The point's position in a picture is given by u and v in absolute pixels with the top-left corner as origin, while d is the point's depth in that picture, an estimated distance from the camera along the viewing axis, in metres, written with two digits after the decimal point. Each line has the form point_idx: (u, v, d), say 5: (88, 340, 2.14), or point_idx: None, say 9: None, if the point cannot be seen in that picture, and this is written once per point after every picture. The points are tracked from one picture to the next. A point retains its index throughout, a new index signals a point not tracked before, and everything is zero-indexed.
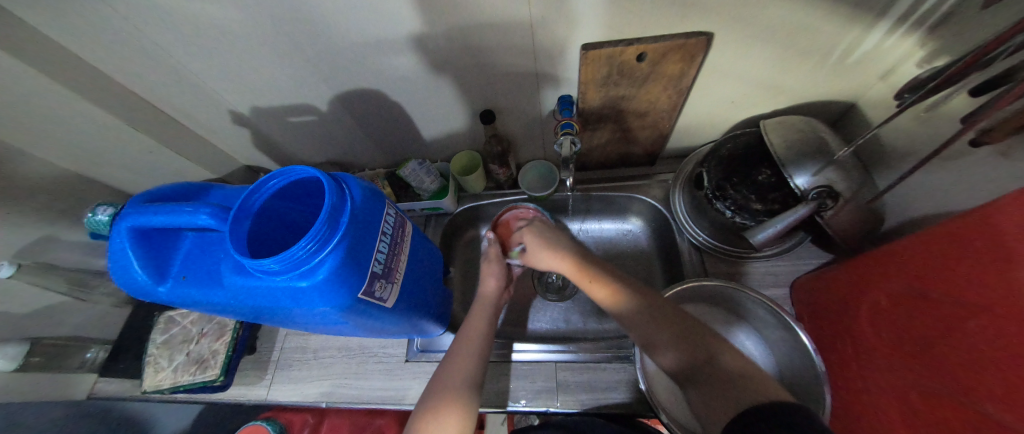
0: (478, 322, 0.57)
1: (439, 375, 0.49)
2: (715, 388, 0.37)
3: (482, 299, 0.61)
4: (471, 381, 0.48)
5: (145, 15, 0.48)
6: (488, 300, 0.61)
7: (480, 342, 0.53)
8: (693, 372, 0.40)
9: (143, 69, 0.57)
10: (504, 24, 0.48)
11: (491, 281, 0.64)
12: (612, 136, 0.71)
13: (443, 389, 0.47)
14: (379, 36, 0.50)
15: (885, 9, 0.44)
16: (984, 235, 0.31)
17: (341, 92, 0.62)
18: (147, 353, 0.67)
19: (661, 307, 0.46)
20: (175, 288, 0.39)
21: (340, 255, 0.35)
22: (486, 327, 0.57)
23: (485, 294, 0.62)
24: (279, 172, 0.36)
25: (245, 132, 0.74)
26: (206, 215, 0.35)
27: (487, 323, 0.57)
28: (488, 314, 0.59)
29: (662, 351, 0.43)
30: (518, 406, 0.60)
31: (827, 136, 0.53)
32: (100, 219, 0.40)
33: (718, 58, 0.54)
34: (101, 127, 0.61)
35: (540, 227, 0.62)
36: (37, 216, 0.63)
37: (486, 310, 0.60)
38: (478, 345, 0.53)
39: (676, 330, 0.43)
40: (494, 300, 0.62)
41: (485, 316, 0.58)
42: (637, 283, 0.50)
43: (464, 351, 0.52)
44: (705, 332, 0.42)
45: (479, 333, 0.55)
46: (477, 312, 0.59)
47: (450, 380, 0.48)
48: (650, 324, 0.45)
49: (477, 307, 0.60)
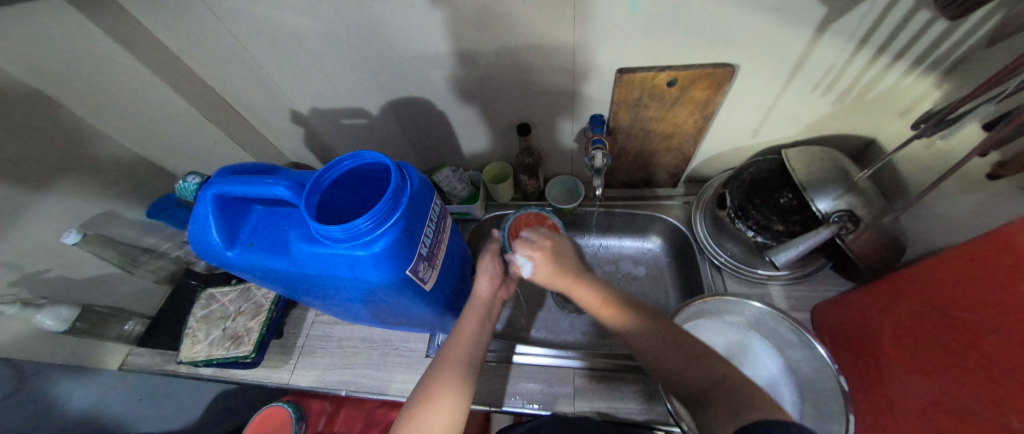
0: (469, 327, 0.50)
1: (423, 382, 0.44)
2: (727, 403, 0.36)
3: (473, 302, 0.54)
4: (459, 388, 0.44)
5: (240, 22, 0.55)
6: (480, 303, 0.54)
7: (471, 348, 0.48)
8: (706, 394, 0.39)
9: (226, 68, 0.65)
10: (549, 44, 0.54)
11: (484, 281, 0.55)
12: (638, 156, 0.75)
13: (426, 395, 0.42)
14: (438, 49, 0.57)
15: (902, 50, 0.48)
16: (1006, 254, 0.32)
17: (394, 100, 0.69)
18: (188, 325, 0.72)
19: (668, 330, 0.45)
20: (242, 254, 0.44)
21: (396, 232, 0.39)
22: (477, 332, 0.50)
23: (477, 298, 0.54)
24: (352, 155, 0.41)
25: (300, 130, 0.81)
26: (283, 187, 0.39)
27: (479, 327, 0.51)
28: (480, 318, 0.52)
29: (690, 370, 0.41)
30: (516, 406, 0.61)
31: (847, 165, 0.56)
32: (189, 185, 0.54)
33: (742, 88, 0.59)
34: (177, 112, 0.68)
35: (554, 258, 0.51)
36: (104, 192, 0.70)
37: (478, 315, 0.52)
38: (468, 354, 0.47)
39: (689, 356, 0.42)
40: (488, 304, 0.54)
41: (477, 320, 0.51)
42: (649, 309, 0.48)
43: (452, 357, 0.46)
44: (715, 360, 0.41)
45: (470, 340, 0.49)
46: (467, 315, 0.52)
47: (434, 382, 0.44)
48: (662, 342, 0.44)
49: (467, 311, 0.52)
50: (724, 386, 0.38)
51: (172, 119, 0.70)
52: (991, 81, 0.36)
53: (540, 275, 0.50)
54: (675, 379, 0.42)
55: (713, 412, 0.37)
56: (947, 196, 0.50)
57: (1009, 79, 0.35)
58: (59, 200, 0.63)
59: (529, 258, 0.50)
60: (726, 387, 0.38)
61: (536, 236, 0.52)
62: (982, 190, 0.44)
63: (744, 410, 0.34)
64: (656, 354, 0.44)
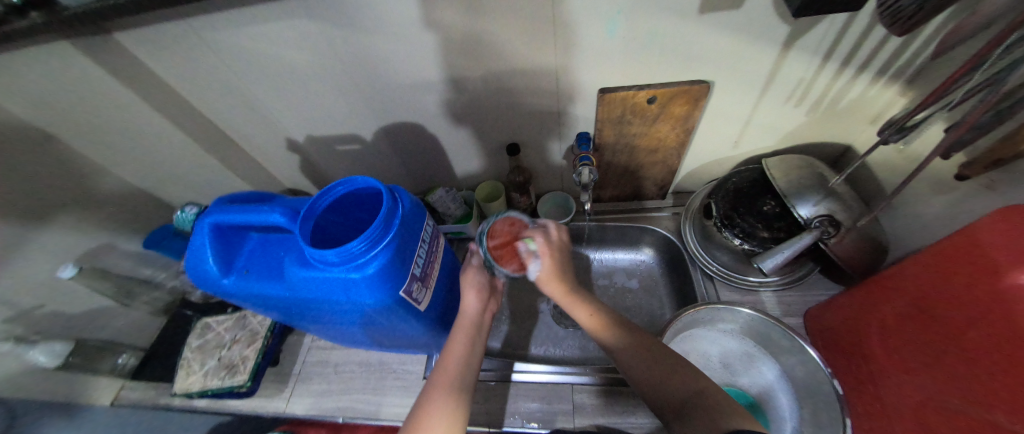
0: (458, 347, 0.48)
1: (416, 409, 0.42)
2: (705, 415, 0.36)
3: (460, 319, 0.52)
4: (453, 415, 0.41)
5: (240, 60, 0.58)
6: (467, 323, 0.51)
7: (460, 369, 0.46)
8: (684, 406, 0.39)
9: (225, 102, 0.67)
10: (533, 69, 0.57)
11: (472, 296, 0.53)
12: (625, 170, 0.77)
13: (419, 425, 0.40)
14: (427, 77, 0.60)
15: (865, 62, 0.52)
16: (974, 253, 0.34)
17: (387, 125, 0.71)
18: (182, 356, 0.71)
19: (648, 344, 0.46)
20: (237, 281, 0.45)
21: (389, 253, 0.40)
22: (468, 351, 0.48)
23: (464, 314, 0.52)
24: (345, 180, 0.43)
25: (296, 158, 0.83)
26: (279, 213, 0.40)
27: (469, 346, 0.49)
28: (470, 337, 0.50)
29: (674, 377, 0.42)
30: (516, 426, 0.60)
31: (824, 171, 0.58)
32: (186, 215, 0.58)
33: (720, 103, 0.62)
34: (175, 145, 0.70)
35: (563, 262, 0.52)
36: (102, 226, 0.71)
37: (467, 333, 0.50)
38: (458, 377, 0.45)
39: (667, 365, 0.43)
40: (475, 322, 0.52)
41: (466, 338, 0.49)
42: (636, 326, 0.48)
43: (442, 383, 0.44)
44: (693, 372, 0.42)
45: (460, 359, 0.47)
46: (457, 334, 0.50)
47: (427, 410, 0.41)
48: (640, 358, 0.44)
49: (456, 329, 0.51)
50: (698, 400, 0.38)
51: (171, 152, 0.72)
52: (936, 93, 0.39)
53: (541, 274, 0.51)
54: (654, 392, 0.42)
55: (695, 421, 0.37)
56: (923, 197, 0.52)
57: (954, 88, 0.38)
58: (56, 234, 0.64)
59: (541, 254, 0.51)
60: (700, 401, 0.38)
61: (554, 235, 0.53)
62: (956, 190, 0.46)
63: (726, 416, 0.35)
64: (637, 369, 0.44)
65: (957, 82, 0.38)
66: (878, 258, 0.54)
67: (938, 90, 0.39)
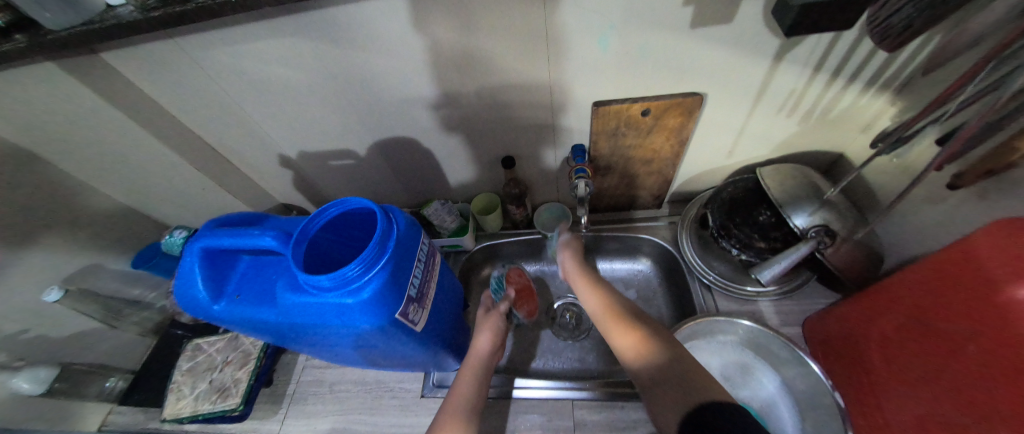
0: (467, 384, 0.51)
1: None
2: (679, 383, 0.37)
3: (471, 357, 0.55)
4: None
5: (230, 78, 0.57)
6: (477, 361, 0.54)
7: (468, 403, 0.48)
8: (661, 374, 0.40)
9: (215, 119, 0.66)
10: (526, 84, 0.57)
11: (485, 337, 0.57)
12: (620, 181, 0.77)
13: None
14: (420, 92, 0.59)
15: (855, 73, 0.52)
16: (970, 266, 0.34)
17: (380, 140, 0.71)
18: (172, 380, 0.69)
19: (637, 317, 0.48)
20: (228, 307, 0.44)
21: (384, 276, 0.40)
22: (476, 388, 0.51)
23: (475, 353, 0.55)
24: (338, 202, 0.42)
25: (289, 173, 0.82)
26: (270, 237, 0.39)
27: (478, 383, 0.52)
28: (478, 374, 0.53)
29: (650, 349, 0.43)
30: None
31: (817, 181, 0.58)
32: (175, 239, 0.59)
33: (712, 114, 0.62)
34: (164, 163, 0.69)
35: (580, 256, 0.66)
36: (88, 246, 0.69)
37: (474, 371, 0.53)
38: (465, 409, 0.47)
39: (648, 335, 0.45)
40: (485, 361, 0.55)
41: (475, 376, 0.52)
42: (635, 307, 0.51)
43: (449, 417, 0.46)
44: (673, 343, 0.44)
45: (468, 393, 0.50)
46: (466, 372, 0.53)
47: None
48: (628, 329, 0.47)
49: (465, 368, 0.53)
50: (677, 364, 0.40)
51: (159, 170, 0.70)
52: (940, 97, 0.39)
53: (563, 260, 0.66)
54: (637, 362, 0.43)
55: (669, 390, 0.38)
56: (916, 205, 0.52)
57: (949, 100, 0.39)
58: (39, 256, 0.63)
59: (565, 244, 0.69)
60: (678, 365, 0.40)
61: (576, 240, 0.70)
62: (948, 199, 0.46)
63: (700, 387, 0.36)
64: (626, 340, 0.46)
65: (949, 96, 0.38)
66: (875, 267, 0.54)
67: (941, 96, 0.39)
